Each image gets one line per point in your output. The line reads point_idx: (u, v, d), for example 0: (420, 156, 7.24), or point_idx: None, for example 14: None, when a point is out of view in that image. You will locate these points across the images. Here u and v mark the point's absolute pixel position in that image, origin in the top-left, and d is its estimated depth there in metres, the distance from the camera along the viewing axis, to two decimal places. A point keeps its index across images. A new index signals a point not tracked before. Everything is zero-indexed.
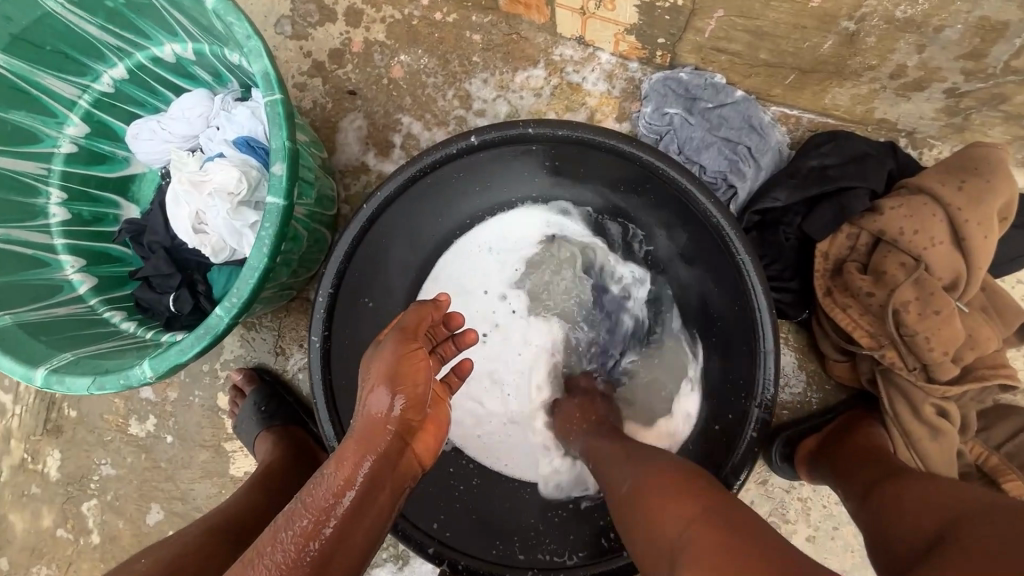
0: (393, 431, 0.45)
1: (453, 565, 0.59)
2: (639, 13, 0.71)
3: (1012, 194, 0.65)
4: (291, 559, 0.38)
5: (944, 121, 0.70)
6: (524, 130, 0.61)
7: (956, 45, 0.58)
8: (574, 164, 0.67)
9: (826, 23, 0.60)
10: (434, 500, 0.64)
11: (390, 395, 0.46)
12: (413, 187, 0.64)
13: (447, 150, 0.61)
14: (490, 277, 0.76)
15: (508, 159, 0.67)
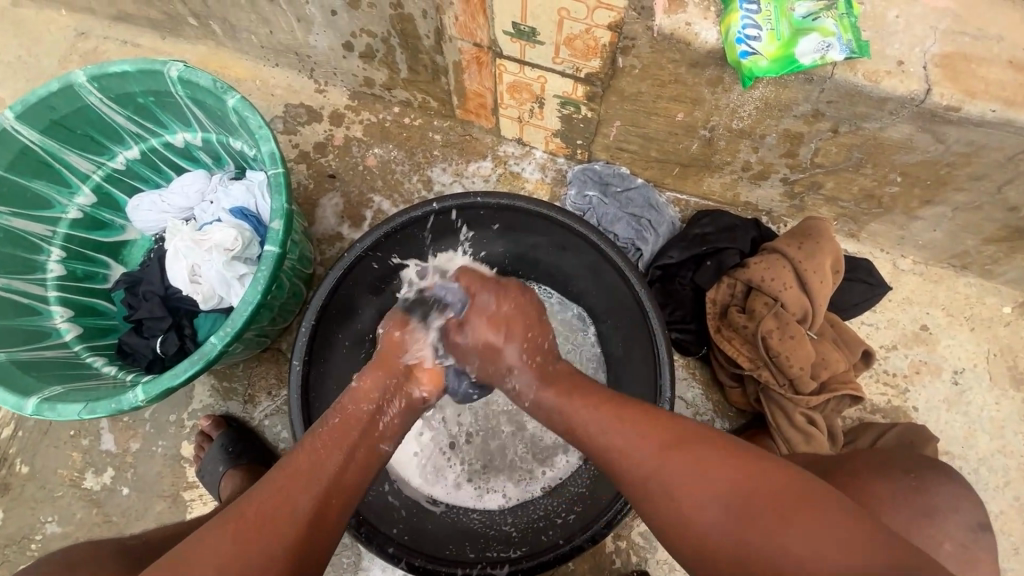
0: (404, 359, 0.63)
1: (411, 564, 0.67)
2: (561, 122, 0.95)
3: (837, 252, 0.87)
4: (323, 450, 0.54)
5: (787, 202, 0.95)
6: (475, 199, 0.80)
7: (776, 147, 0.82)
8: (515, 228, 0.86)
9: (690, 131, 0.85)
10: (393, 510, 0.73)
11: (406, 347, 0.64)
12: (386, 242, 0.80)
13: (412, 214, 0.79)
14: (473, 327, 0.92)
15: (461, 225, 0.85)
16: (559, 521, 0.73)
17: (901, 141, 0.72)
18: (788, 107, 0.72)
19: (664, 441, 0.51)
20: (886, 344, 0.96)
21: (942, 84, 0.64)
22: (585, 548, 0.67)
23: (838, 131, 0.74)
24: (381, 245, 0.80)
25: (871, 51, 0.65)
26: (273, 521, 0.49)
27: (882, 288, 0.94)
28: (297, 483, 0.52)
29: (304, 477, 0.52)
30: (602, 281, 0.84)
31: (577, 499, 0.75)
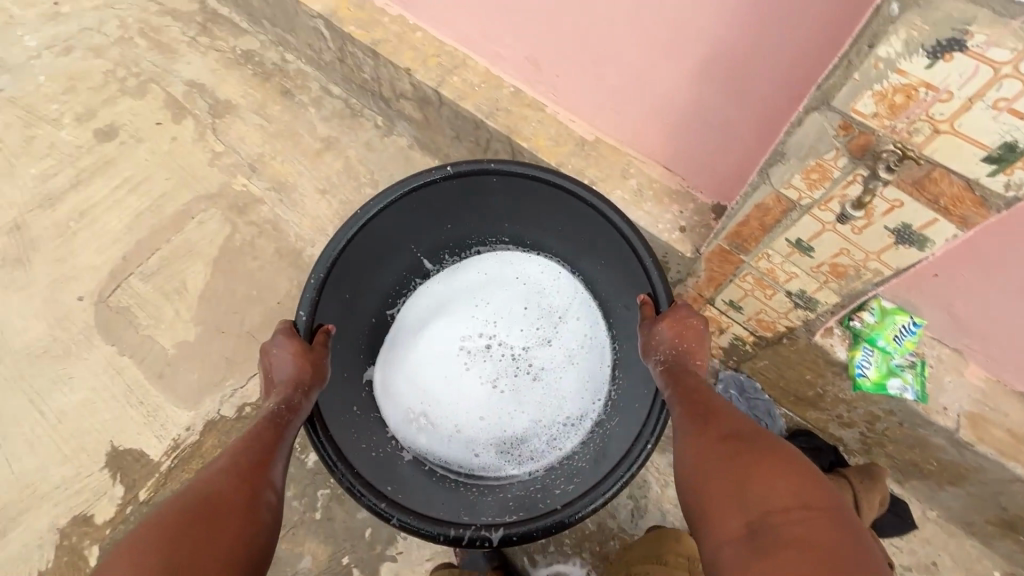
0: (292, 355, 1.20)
1: (338, 474, 1.20)
2: (728, 345, 1.52)
3: (886, 494, 1.36)
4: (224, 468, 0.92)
5: (861, 445, 1.45)
6: (502, 162, 1.27)
7: (863, 416, 1.35)
8: (518, 188, 1.35)
9: (812, 385, 1.39)
10: (387, 472, 1.32)
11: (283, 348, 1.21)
12: (478, 175, 1.32)
13: (430, 179, 1.30)
14: (421, 347, 1.53)
15: (510, 182, 1.34)
16: (561, 488, 1.31)
17: (937, 446, 1.24)
18: (875, 403, 1.27)
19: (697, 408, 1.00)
20: (904, 563, 1.40)
21: (965, 429, 1.17)
22: (566, 519, 1.18)
23: (902, 425, 1.27)
24: (463, 176, 1.31)
25: (928, 400, 1.19)
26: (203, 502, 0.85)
27: (911, 525, 1.40)
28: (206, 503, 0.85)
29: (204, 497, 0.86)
30: (612, 253, 1.34)
31: (571, 478, 1.33)
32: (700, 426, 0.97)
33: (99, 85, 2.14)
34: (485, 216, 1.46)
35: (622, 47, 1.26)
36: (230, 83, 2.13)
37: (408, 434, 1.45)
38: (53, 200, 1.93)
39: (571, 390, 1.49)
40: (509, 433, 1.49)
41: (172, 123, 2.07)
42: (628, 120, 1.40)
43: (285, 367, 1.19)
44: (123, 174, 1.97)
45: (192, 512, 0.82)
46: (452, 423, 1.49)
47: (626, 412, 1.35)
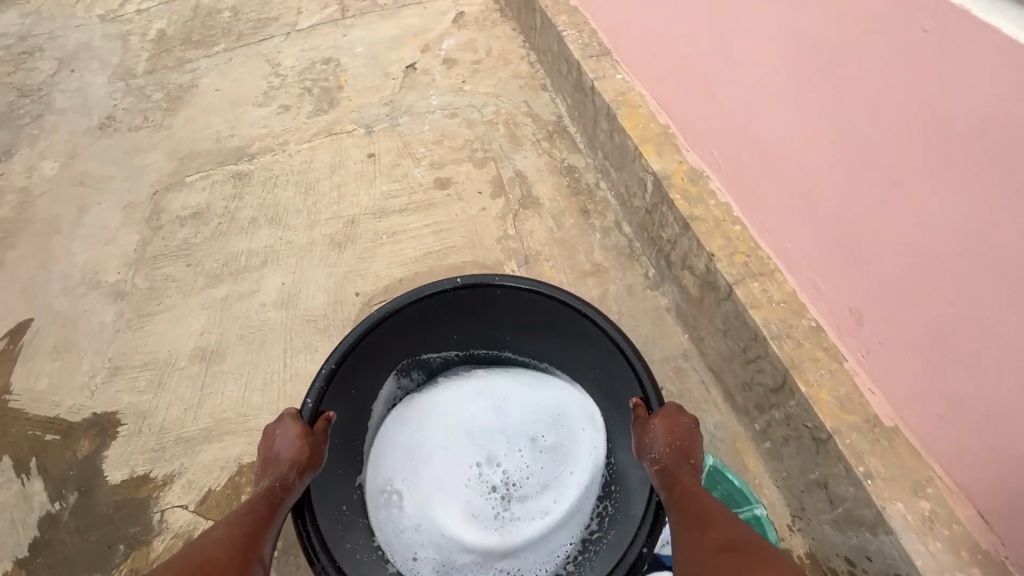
0: (299, 436, 1.51)
1: (302, 515, 1.48)
2: None
3: None
4: (222, 534, 1.19)
5: None
6: (550, 289, 1.67)
7: None
8: (529, 305, 1.76)
9: None
10: (355, 545, 1.63)
11: (287, 427, 1.52)
12: (518, 294, 1.74)
13: (443, 286, 1.71)
14: (430, 449, 1.85)
15: (569, 323, 1.73)
16: None
17: None
18: None
19: (699, 513, 1.25)
20: None
21: None
22: None
23: None
24: (518, 292, 1.74)
25: None
26: (208, 554, 1.12)
27: None
28: (208, 559, 1.11)
29: (205, 552, 1.12)
30: (616, 372, 1.70)
31: None
32: (702, 530, 1.21)
33: (458, 148, 2.68)
34: (496, 322, 1.87)
35: (929, 292, 1.17)
36: (546, 186, 2.44)
37: (397, 525, 1.74)
38: (383, 214, 2.43)
39: (546, 518, 1.74)
40: (473, 548, 1.71)
41: (489, 196, 2.44)
42: (902, 359, 1.28)
43: (288, 448, 1.48)
44: (435, 219, 2.38)
45: (200, 562, 1.09)
46: (432, 529, 1.73)
47: (609, 543, 1.58)
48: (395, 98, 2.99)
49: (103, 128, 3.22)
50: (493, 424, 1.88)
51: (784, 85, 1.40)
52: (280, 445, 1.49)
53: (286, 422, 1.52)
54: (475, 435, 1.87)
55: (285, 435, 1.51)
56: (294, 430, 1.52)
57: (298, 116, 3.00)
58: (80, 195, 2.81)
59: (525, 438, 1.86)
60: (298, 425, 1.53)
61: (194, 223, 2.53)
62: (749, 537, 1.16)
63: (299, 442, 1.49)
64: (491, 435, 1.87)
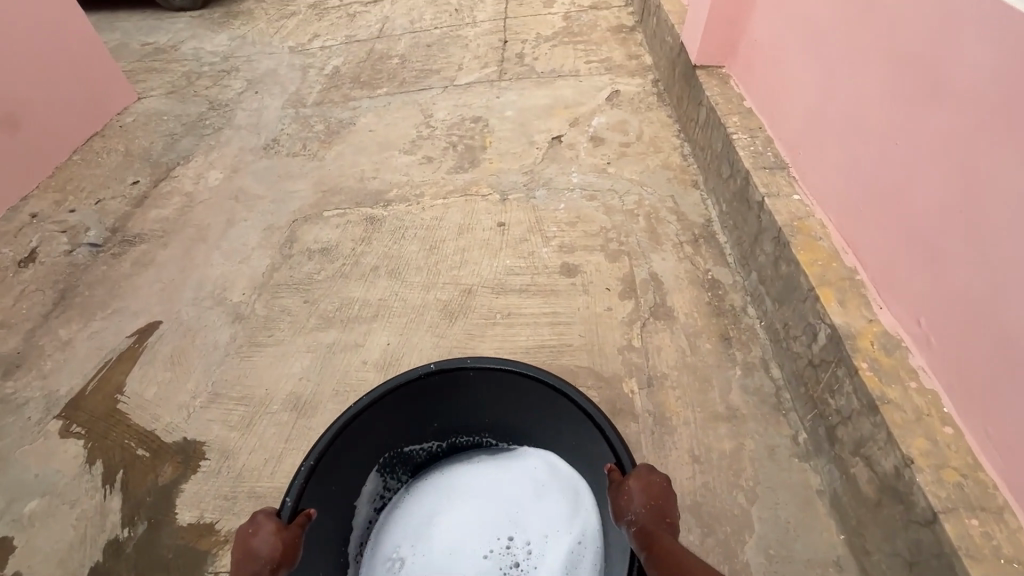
0: (279, 529, 1.37)
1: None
2: None
3: None
4: None
5: None
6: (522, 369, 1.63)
7: None
8: (503, 385, 1.72)
9: None
10: None
11: (265, 522, 1.38)
12: (487, 376, 1.71)
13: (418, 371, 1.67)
14: (413, 535, 1.77)
15: (545, 402, 1.68)
16: None
17: None
18: None
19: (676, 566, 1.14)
20: None
21: None
22: None
23: None
24: (487, 372, 1.70)
25: None
26: None
27: None
28: None
29: None
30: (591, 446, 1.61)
31: None
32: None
33: (591, 234, 2.52)
34: (469, 406, 1.81)
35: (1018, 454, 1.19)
36: (683, 297, 2.18)
37: None
38: (501, 291, 2.30)
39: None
40: None
41: (617, 296, 2.22)
42: None
43: (266, 546, 1.34)
44: (555, 309, 2.20)
45: None
46: None
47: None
48: (536, 169, 2.92)
49: (267, 149, 3.49)
50: (471, 500, 1.82)
51: (931, 163, 1.43)
52: (257, 543, 1.34)
53: (263, 521, 1.38)
54: (456, 516, 1.79)
55: (263, 530, 1.36)
56: (271, 525, 1.38)
57: (438, 170, 3.03)
58: (232, 208, 3.01)
59: (499, 517, 1.77)
60: (279, 522, 1.39)
61: (320, 259, 2.58)
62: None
63: (279, 540, 1.36)
64: (469, 515, 1.79)
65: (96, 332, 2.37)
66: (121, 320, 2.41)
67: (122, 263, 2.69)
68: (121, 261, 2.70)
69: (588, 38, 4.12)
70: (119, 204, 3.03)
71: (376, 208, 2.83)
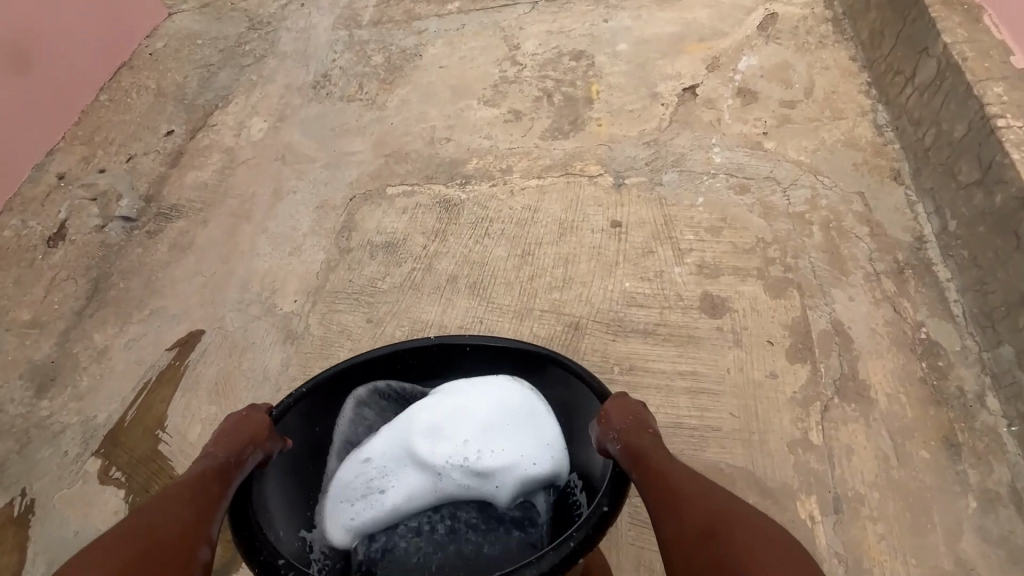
0: (262, 423, 1.34)
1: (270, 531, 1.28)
2: None
3: None
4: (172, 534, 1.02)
5: None
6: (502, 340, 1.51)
7: None
8: (488, 350, 1.53)
9: None
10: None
11: (255, 415, 1.36)
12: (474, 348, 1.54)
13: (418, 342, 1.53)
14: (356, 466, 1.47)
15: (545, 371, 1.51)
16: None
17: None
18: None
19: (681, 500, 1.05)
20: None
21: None
22: None
23: None
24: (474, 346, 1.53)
25: None
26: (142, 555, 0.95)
27: None
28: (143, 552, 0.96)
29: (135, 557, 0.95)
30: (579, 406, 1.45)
31: None
32: (702, 508, 1.02)
33: (743, 248, 1.85)
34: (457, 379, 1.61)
35: None
36: (884, 366, 1.56)
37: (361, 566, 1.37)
38: (620, 333, 1.74)
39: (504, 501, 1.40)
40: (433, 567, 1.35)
41: (785, 355, 1.61)
42: None
43: (257, 428, 1.32)
44: (695, 367, 1.63)
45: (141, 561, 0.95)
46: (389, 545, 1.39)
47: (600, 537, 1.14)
48: (662, 139, 2.19)
49: (316, 88, 2.86)
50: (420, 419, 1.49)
51: None
52: (251, 429, 1.32)
53: (253, 410, 1.37)
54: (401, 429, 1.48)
55: (257, 416, 1.35)
56: (254, 417, 1.35)
57: (529, 133, 2.34)
58: (278, 174, 2.49)
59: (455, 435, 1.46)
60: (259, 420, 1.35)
61: (385, 259, 2.07)
62: (778, 531, 0.96)
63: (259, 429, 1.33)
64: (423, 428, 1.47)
65: (132, 340, 2.02)
66: (160, 325, 2.05)
67: (158, 245, 2.29)
68: (156, 243, 2.30)
69: None
70: (152, 164, 2.57)
71: (451, 188, 2.23)
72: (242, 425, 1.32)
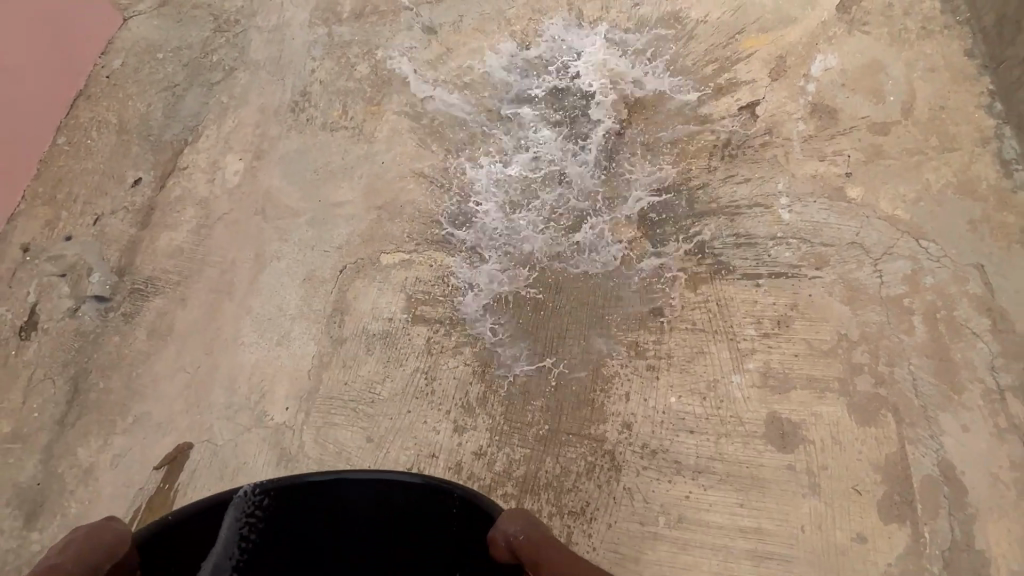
0: (118, 530, 0.96)
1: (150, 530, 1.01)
2: None
3: None
4: None
5: None
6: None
7: None
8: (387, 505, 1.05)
9: None
10: None
11: (96, 539, 0.94)
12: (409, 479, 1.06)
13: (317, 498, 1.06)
14: None
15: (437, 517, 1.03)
16: None
17: None
18: None
19: None
20: None
21: None
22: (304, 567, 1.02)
23: None
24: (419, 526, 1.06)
25: None
26: None
27: None
28: None
29: None
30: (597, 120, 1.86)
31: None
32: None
33: (821, 348, 1.47)
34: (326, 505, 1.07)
35: None
36: (1006, 531, 1.23)
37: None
38: (666, 470, 1.43)
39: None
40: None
41: (876, 512, 1.29)
42: None
43: (96, 543, 0.94)
44: (759, 523, 1.33)
45: None
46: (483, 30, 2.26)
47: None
48: (714, 184, 1.74)
49: (294, 112, 2.43)
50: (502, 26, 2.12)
51: None
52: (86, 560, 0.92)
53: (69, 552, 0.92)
54: None
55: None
56: (81, 539, 0.94)
57: (638, 62, 2.02)
58: (259, 233, 2.16)
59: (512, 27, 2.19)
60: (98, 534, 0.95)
61: (385, 356, 1.78)
62: None
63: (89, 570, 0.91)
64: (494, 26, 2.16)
65: (119, 455, 1.85)
66: (145, 437, 1.86)
67: (138, 331, 2.05)
68: (135, 328, 2.06)
69: None
70: (121, 225, 2.27)
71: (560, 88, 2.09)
72: (90, 540, 0.94)
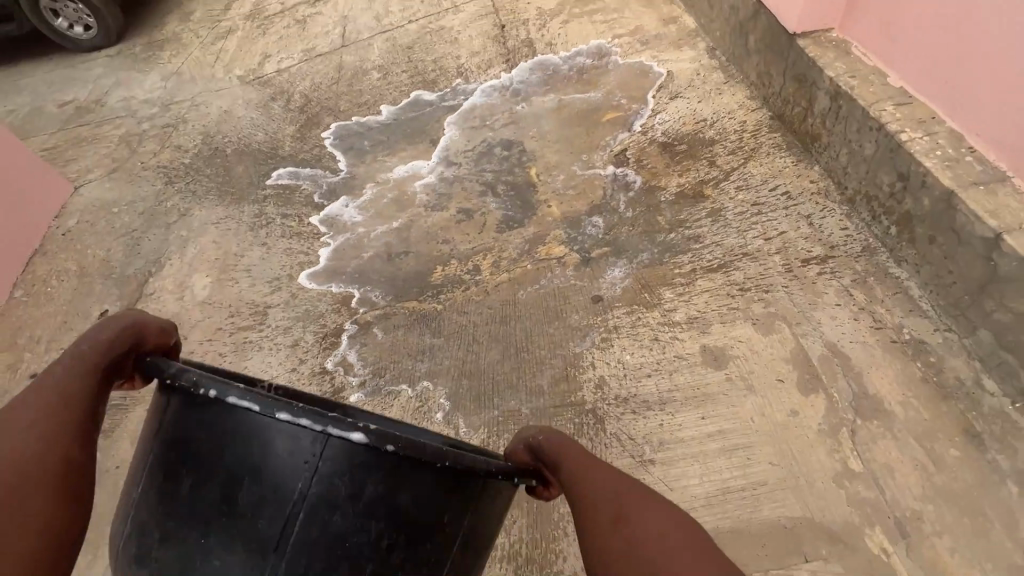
0: (162, 324, 1.04)
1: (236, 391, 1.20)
2: None
3: None
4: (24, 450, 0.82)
5: None
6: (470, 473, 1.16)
7: None
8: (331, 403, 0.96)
9: None
10: None
11: (137, 325, 0.99)
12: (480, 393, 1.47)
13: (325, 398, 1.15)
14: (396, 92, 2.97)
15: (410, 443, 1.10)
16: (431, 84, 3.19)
17: None
18: None
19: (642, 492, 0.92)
20: None
21: None
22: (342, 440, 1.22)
23: None
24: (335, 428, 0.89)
25: None
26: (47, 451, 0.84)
27: None
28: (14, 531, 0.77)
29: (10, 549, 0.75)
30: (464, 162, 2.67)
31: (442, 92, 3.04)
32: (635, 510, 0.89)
33: (721, 292, 1.93)
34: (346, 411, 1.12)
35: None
36: (887, 375, 1.63)
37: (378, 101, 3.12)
38: (639, 409, 1.72)
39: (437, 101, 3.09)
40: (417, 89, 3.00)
41: (797, 390, 1.65)
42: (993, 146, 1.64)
43: (125, 326, 0.98)
44: (720, 425, 1.64)
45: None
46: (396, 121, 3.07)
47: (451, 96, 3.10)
48: (611, 206, 2.29)
49: (253, 229, 2.77)
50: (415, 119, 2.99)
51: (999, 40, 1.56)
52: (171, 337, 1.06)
53: (132, 320, 0.99)
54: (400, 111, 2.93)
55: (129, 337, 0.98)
56: (114, 332, 0.97)
57: (531, 140, 2.68)
58: (236, 328, 2.35)
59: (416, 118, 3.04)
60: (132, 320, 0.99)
61: (379, 395, 1.98)
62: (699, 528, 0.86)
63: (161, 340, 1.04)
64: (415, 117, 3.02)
65: None
66: None
67: (118, 442, 2.06)
68: (114, 440, 2.06)
69: (604, 3, 3.32)
70: None
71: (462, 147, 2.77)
72: (137, 333, 1.00)
